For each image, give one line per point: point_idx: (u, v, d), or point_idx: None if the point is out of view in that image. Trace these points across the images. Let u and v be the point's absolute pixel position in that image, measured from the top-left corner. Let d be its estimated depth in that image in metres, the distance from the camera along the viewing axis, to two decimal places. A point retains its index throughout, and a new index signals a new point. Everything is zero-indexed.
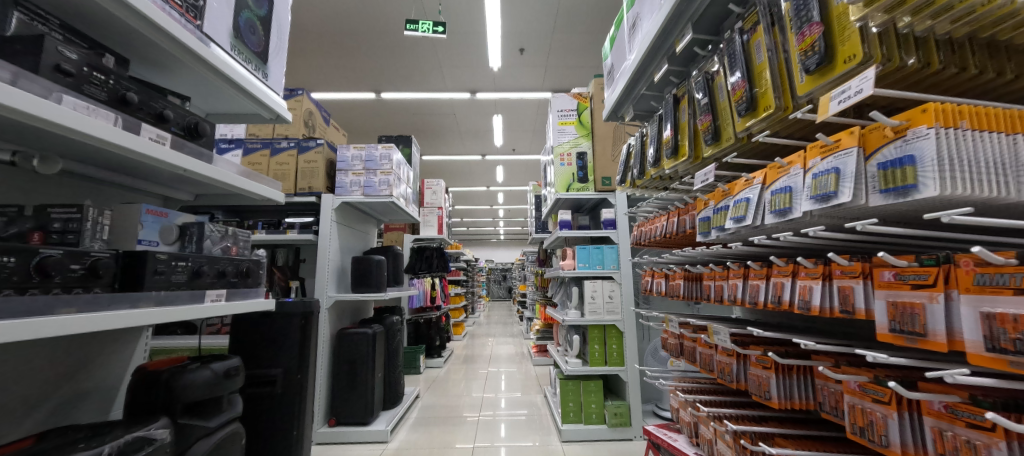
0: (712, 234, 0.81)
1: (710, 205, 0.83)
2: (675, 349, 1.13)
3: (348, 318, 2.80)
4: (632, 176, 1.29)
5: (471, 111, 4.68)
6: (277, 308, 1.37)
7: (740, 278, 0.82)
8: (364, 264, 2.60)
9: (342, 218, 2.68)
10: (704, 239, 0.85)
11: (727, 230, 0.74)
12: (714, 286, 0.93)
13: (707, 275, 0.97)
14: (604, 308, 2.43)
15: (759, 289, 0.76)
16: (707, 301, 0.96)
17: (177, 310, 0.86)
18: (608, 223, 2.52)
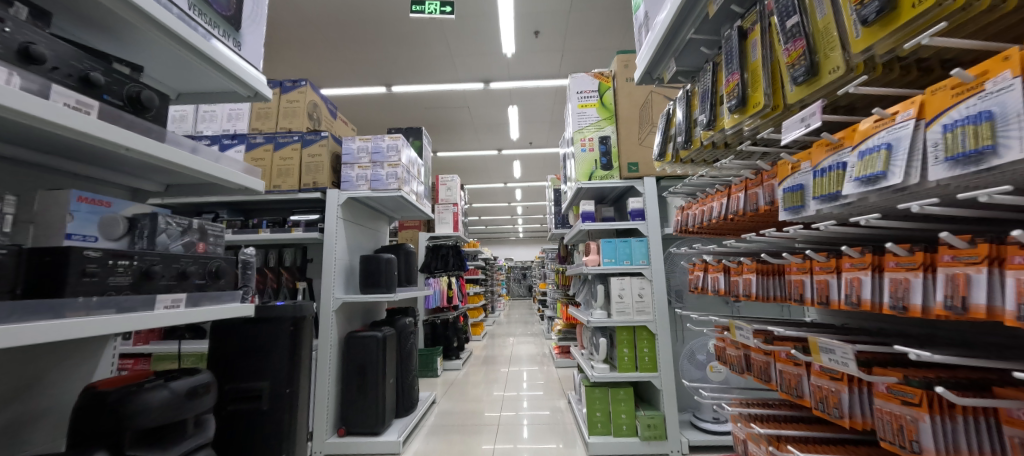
0: (812, 207, 0.59)
1: (809, 167, 0.60)
2: (737, 363, 0.94)
3: (359, 320, 2.65)
4: (675, 147, 1.05)
5: (485, 103, 4.49)
6: (263, 313, 1.21)
7: (869, 271, 0.58)
8: (373, 263, 2.44)
9: (349, 215, 2.53)
10: (796, 214, 0.63)
11: (848, 198, 0.52)
12: (814, 283, 0.70)
13: (800, 268, 0.74)
14: (635, 308, 2.18)
15: (910, 288, 0.51)
16: (802, 302, 0.73)
17: (116, 322, 0.70)
18: (636, 213, 2.26)
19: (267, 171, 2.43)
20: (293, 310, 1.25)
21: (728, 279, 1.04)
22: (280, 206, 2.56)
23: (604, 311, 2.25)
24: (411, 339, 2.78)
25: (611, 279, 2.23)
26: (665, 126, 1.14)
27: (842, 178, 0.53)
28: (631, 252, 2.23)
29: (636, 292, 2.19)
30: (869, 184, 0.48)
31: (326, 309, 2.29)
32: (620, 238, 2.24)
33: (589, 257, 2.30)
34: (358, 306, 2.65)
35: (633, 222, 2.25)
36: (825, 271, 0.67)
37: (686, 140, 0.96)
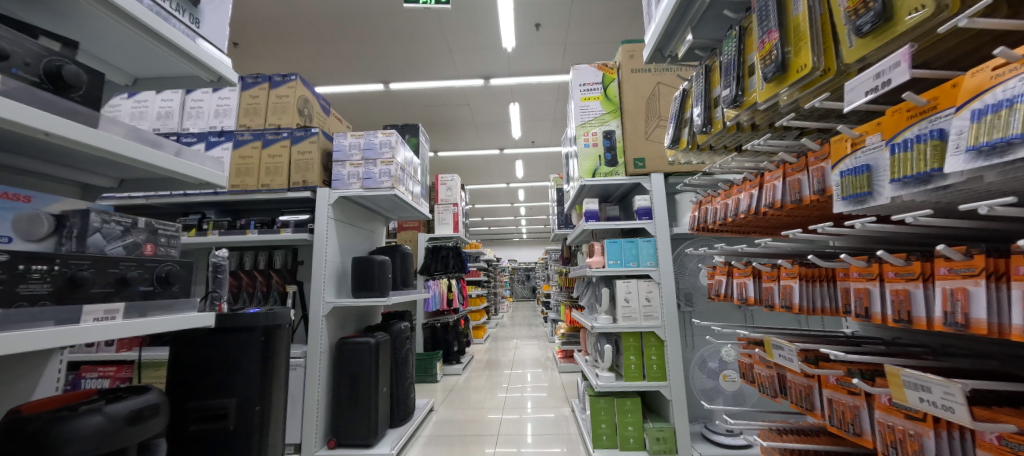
0: (894, 189, 0.46)
1: (888, 140, 0.47)
2: (778, 386, 0.85)
3: (352, 325, 2.54)
4: (693, 132, 0.96)
5: (485, 100, 4.38)
6: (232, 321, 1.09)
7: (985, 281, 0.44)
8: (366, 266, 2.32)
9: (341, 215, 2.42)
10: (871, 201, 0.50)
11: (959, 173, 0.38)
12: (889, 296, 0.57)
13: (867, 275, 0.61)
14: (642, 313, 2.04)
15: None
16: (872, 320, 0.60)
17: (33, 336, 0.57)
18: (643, 212, 2.13)
19: (256, 170, 2.33)
20: (264, 319, 1.13)
21: (759, 286, 0.92)
22: (270, 206, 2.46)
23: (609, 316, 2.12)
24: (407, 345, 2.66)
25: (617, 281, 2.09)
26: (680, 107, 1.04)
27: (941, 149, 0.40)
28: (638, 253, 2.09)
29: (643, 296, 2.06)
30: (991, 153, 0.34)
31: (316, 314, 2.17)
32: (626, 238, 2.10)
33: (592, 259, 2.16)
34: (351, 311, 2.53)
35: (640, 221, 2.12)
36: (906, 278, 0.54)
37: (704, 122, 0.88)
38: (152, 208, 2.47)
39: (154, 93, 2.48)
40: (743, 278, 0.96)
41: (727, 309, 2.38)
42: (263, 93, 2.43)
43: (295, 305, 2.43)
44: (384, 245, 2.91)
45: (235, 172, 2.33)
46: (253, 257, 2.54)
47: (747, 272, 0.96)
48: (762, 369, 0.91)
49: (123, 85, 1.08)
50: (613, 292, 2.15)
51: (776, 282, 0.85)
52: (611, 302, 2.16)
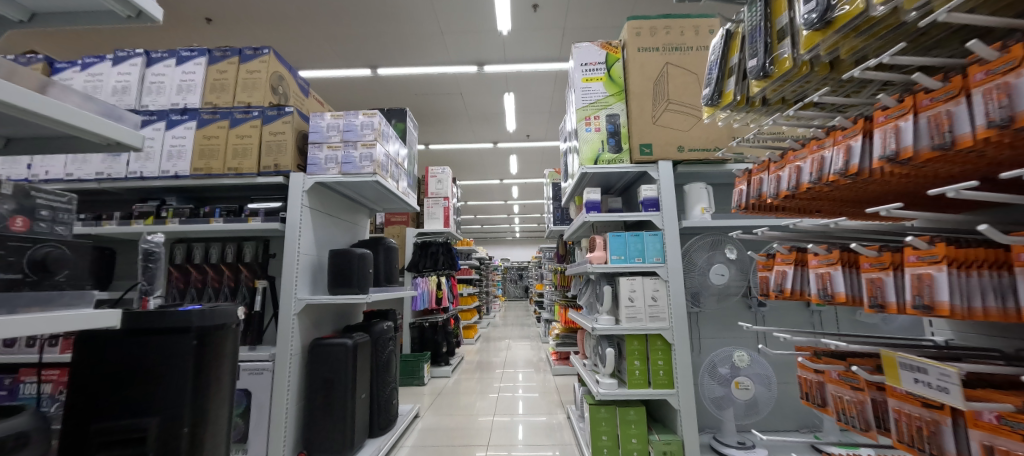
0: None
1: None
2: (881, 421, 0.73)
3: (329, 325, 2.31)
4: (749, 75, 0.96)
5: (479, 89, 4.17)
6: (162, 318, 0.87)
7: None
8: (345, 259, 2.10)
9: (318, 203, 2.19)
10: None
11: None
12: None
13: None
14: (648, 314, 1.86)
15: None
16: None
17: None
18: (649, 203, 1.95)
19: (222, 152, 2.10)
20: (214, 317, 0.94)
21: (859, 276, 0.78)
22: (239, 193, 2.23)
23: (611, 316, 1.93)
24: (391, 346, 2.44)
25: (620, 278, 1.91)
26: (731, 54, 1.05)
27: None
28: (643, 247, 1.91)
29: (649, 295, 1.87)
30: None
31: (286, 313, 1.94)
32: (631, 232, 1.92)
33: (593, 254, 1.97)
34: (328, 309, 2.30)
35: (646, 213, 1.94)
36: None
37: (764, 64, 0.87)
38: (106, 192, 2.22)
39: (109, 66, 2.22)
40: (835, 267, 0.81)
41: (737, 310, 2.22)
42: (232, 68, 2.20)
43: (265, 302, 2.20)
44: (367, 239, 2.68)
45: (198, 153, 2.10)
46: (222, 248, 2.31)
47: (836, 262, 0.81)
48: (852, 394, 0.78)
49: (19, 22, 0.86)
50: (615, 290, 1.96)
51: (894, 272, 0.69)
52: (613, 301, 1.97)
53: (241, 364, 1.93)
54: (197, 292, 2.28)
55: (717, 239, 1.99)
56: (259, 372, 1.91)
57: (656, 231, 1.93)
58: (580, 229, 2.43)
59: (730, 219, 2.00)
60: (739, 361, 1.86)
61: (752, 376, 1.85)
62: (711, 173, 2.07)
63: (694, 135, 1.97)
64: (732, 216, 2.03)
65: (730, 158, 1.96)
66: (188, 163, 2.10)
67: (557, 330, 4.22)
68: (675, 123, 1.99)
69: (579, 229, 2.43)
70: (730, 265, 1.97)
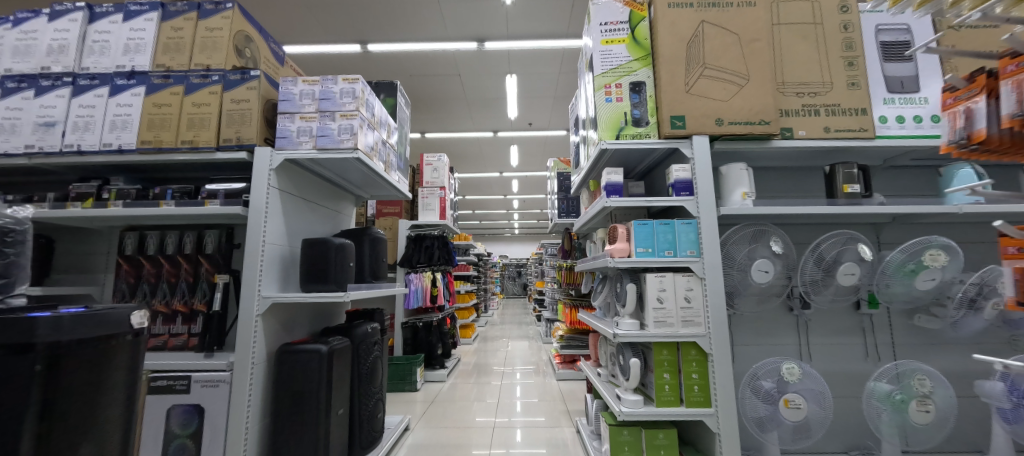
0: None
1: None
2: None
3: (304, 327, 1.99)
4: None
5: (480, 69, 3.85)
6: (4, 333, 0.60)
7: None
8: (320, 250, 1.77)
9: (290, 185, 1.87)
10: None
11: None
12: None
13: None
14: (681, 318, 1.56)
15: None
16: None
17: None
18: (681, 186, 1.64)
19: (175, 122, 1.77)
20: (92, 327, 0.68)
21: None
22: (199, 173, 1.91)
23: (635, 320, 1.63)
24: (376, 351, 2.12)
25: (646, 275, 1.61)
26: None
27: None
28: (674, 238, 1.60)
29: (682, 295, 1.57)
30: None
31: (247, 314, 1.62)
32: (659, 220, 1.61)
33: (614, 246, 1.66)
34: (302, 309, 1.98)
35: (677, 197, 1.63)
36: None
37: None
38: (40, 170, 1.89)
39: (44, 21, 1.87)
40: None
41: (776, 313, 1.92)
42: (189, 25, 1.86)
43: (227, 300, 1.88)
44: (351, 229, 2.36)
45: (147, 124, 1.77)
46: (179, 237, 1.99)
47: None
48: None
49: None
50: (640, 289, 1.65)
51: None
52: (637, 302, 1.67)
53: (192, 374, 1.61)
54: (150, 288, 1.96)
55: (760, 229, 1.69)
56: (215, 385, 1.60)
57: (690, 219, 1.62)
58: (594, 218, 2.12)
59: (775, 206, 1.70)
60: (788, 374, 1.57)
61: (804, 392, 1.55)
62: (751, 152, 1.76)
63: (735, 106, 1.66)
64: (776, 203, 1.72)
65: (777, 133, 1.65)
66: (134, 135, 1.77)
67: (560, 331, 3.91)
68: (712, 91, 1.67)
69: (594, 218, 2.12)
70: (775, 260, 1.67)
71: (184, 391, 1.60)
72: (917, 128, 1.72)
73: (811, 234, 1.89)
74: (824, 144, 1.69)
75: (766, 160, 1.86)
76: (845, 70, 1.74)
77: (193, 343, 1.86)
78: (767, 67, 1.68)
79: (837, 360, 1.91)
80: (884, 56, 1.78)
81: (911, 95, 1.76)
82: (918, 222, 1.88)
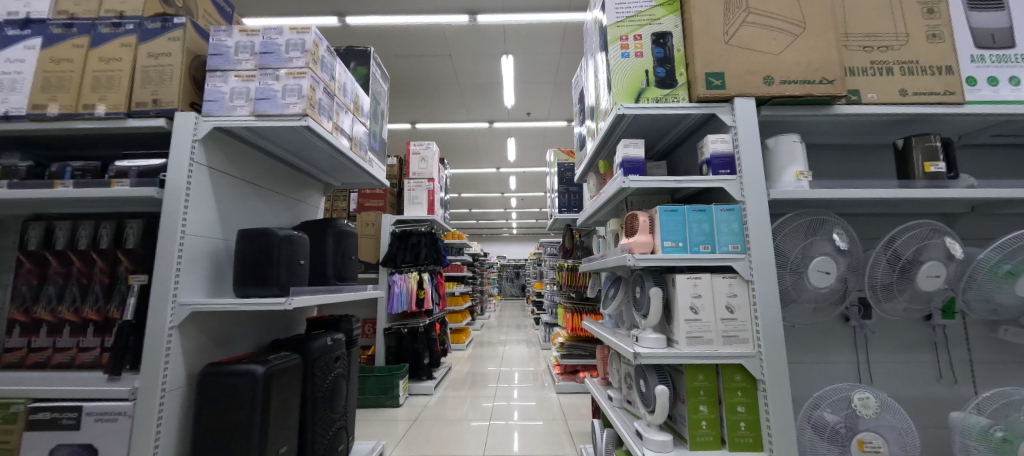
0: None
1: None
2: None
3: (247, 341, 1.61)
4: None
5: (472, 49, 3.49)
6: None
7: None
8: (258, 244, 1.38)
9: (228, 163, 1.49)
10: None
11: None
12: None
13: None
14: (722, 333, 1.19)
15: None
16: None
17: None
18: (719, 162, 1.27)
19: (76, 82, 1.40)
20: None
21: None
22: (115, 147, 1.54)
23: (661, 335, 1.26)
24: (340, 367, 1.74)
25: (676, 277, 1.24)
26: None
27: None
28: (712, 229, 1.24)
29: (723, 304, 1.20)
30: None
31: (155, 325, 1.24)
32: (692, 205, 1.25)
33: (632, 239, 1.29)
34: (246, 318, 1.61)
35: (716, 177, 1.26)
36: None
37: None
38: None
39: None
40: None
41: (830, 324, 1.56)
42: None
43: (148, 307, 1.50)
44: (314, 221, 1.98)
45: (40, 84, 1.40)
46: (93, 228, 1.61)
47: None
48: None
49: None
50: (667, 295, 1.28)
51: None
52: (663, 312, 1.30)
53: (85, 405, 1.24)
54: (57, 291, 1.58)
55: (818, 219, 1.33)
56: (112, 419, 1.23)
57: (732, 204, 1.25)
58: (605, 206, 1.75)
59: (836, 190, 1.34)
60: (862, 407, 1.20)
61: (882, 431, 1.19)
62: (803, 121, 1.40)
63: (789, 61, 1.30)
64: (836, 185, 1.36)
65: (843, 96, 1.29)
66: (23, 98, 1.40)
67: (560, 338, 3.52)
68: (759, 42, 1.30)
69: (605, 205, 1.75)
70: (839, 258, 1.31)
71: (72, 427, 1.23)
72: (1015, 92, 1.35)
73: (873, 226, 1.52)
74: (898, 111, 1.33)
75: (818, 134, 1.50)
76: (923, 18, 1.37)
77: (104, 362, 1.48)
78: (829, 13, 1.32)
79: (902, 382, 1.55)
80: (968, 3, 1.42)
81: (1005, 52, 1.40)
82: (1003, 212, 1.53)
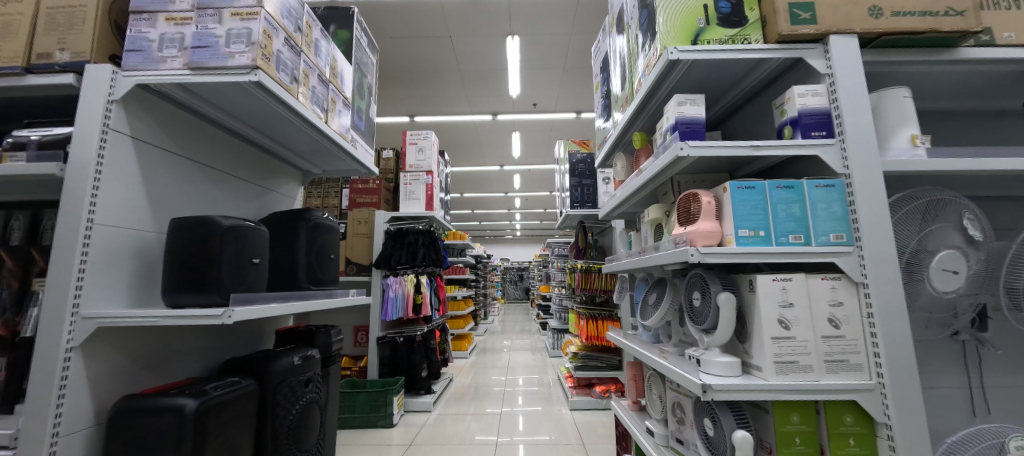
0: None
1: None
2: None
3: (193, 361, 1.27)
4: None
5: (475, 28, 3.18)
6: None
7: None
8: (195, 237, 1.05)
9: (165, 136, 1.17)
10: None
11: None
12: None
13: None
14: (826, 357, 0.85)
15: None
16: None
17: None
18: (809, 122, 0.94)
19: None
20: None
21: None
22: (25, 116, 1.21)
23: (735, 358, 0.92)
24: (314, 392, 1.39)
25: (756, 277, 0.89)
26: None
27: None
28: (805, 213, 0.90)
29: (825, 317, 0.87)
30: None
31: (43, 346, 0.89)
32: (777, 180, 0.91)
33: (692, 227, 0.95)
34: (192, 333, 1.27)
35: (806, 141, 0.92)
36: None
37: None
38: None
39: None
40: None
41: (937, 337, 1.21)
42: None
43: None
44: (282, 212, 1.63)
45: None
46: (1, 220, 1.27)
47: None
48: None
49: None
50: (741, 304, 0.94)
51: None
52: (737, 327, 0.95)
53: None
54: None
55: (938, 200, 1.00)
56: None
57: (831, 179, 0.91)
58: (641, 190, 1.40)
59: (966, 160, 0.99)
60: None
61: None
62: (913, 72, 1.06)
63: None
64: (963, 154, 1.02)
65: (976, 33, 0.95)
66: None
67: (572, 348, 3.16)
68: None
69: (641, 190, 1.39)
70: (969, 252, 0.99)
71: None
72: None
73: (995, 211, 1.18)
74: None
75: (923, 90, 1.15)
76: None
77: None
78: None
79: None
80: None
81: None
82: None
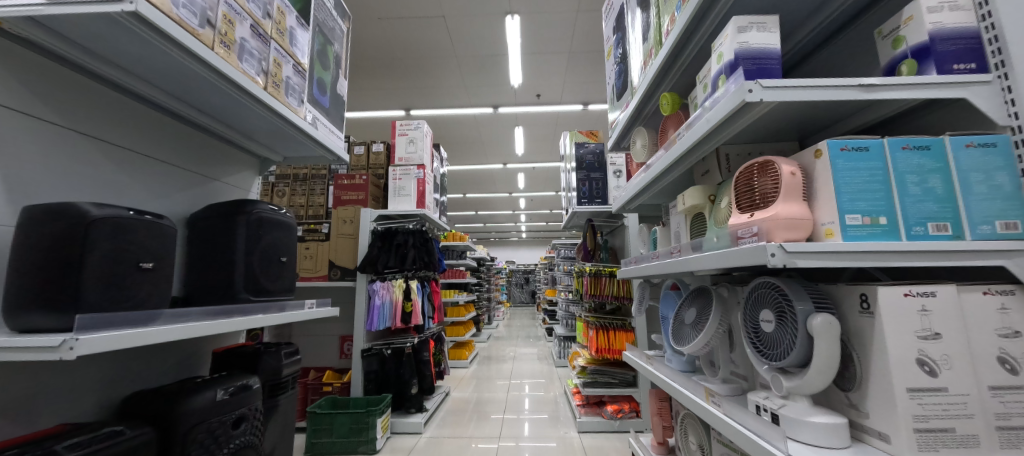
0: None
1: None
2: None
3: (85, 398, 0.96)
4: None
5: (471, 7, 2.89)
6: None
7: None
8: (50, 231, 0.74)
9: (33, 98, 0.88)
10: None
11: None
12: None
13: None
14: (1001, 424, 0.52)
15: None
16: None
17: None
18: (947, 50, 0.60)
19: None
20: None
21: None
22: None
23: (842, 417, 0.58)
24: (250, 433, 1.08)
25: (875, 289, 0.56)
26: None
27: None
28: (950, 189, 0.57)
29: (992, 354, 0.54)
30: None
31: None
32: (902, 138, 0.59)
33: (764, 212, 0.62)
34: (87, 358, 0.97)
35: (947, 77, 0.59)
36: None
37: None
38: None
39: None
40: None
41: None
42: None
43: None
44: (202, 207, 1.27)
45: None
46: None
47: None
48: None
49: None
50: (845, 331, 0.61)
51: None
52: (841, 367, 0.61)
53: None
54: None
55: None
56: None
57: (988, 136, 0.58)
58: (670, 172, 1.08)
59: None
60: None
61: None
62: None
63: None
64: None
65: None
66: None
67: (580, 361, 2.82)
68: None
69: (670, 171, 1.07)
70: None
71: None
72: None
73: None
74: None
75: None
76: None
77: None
78: None
79: None
80: None
81: None
82: None
